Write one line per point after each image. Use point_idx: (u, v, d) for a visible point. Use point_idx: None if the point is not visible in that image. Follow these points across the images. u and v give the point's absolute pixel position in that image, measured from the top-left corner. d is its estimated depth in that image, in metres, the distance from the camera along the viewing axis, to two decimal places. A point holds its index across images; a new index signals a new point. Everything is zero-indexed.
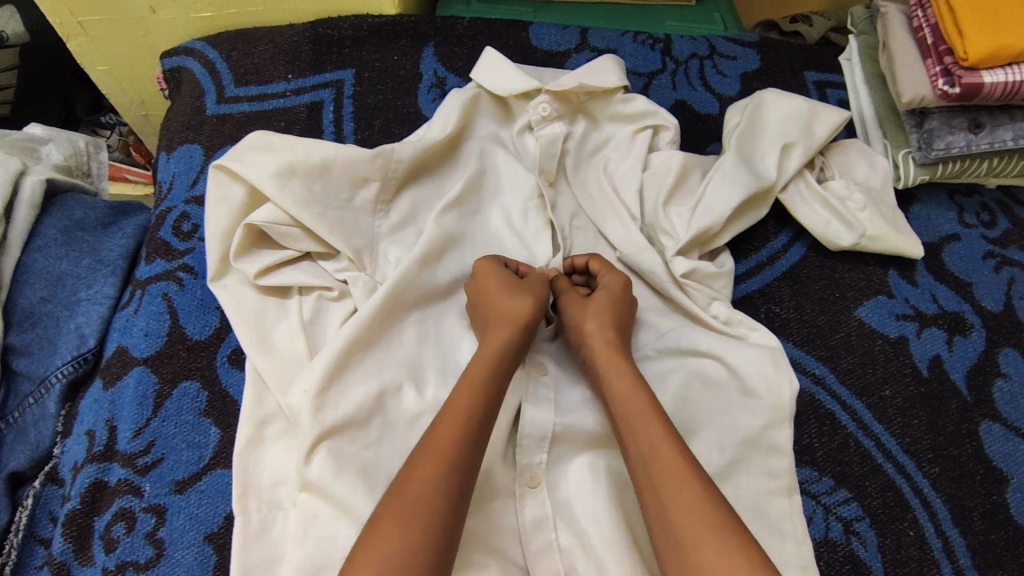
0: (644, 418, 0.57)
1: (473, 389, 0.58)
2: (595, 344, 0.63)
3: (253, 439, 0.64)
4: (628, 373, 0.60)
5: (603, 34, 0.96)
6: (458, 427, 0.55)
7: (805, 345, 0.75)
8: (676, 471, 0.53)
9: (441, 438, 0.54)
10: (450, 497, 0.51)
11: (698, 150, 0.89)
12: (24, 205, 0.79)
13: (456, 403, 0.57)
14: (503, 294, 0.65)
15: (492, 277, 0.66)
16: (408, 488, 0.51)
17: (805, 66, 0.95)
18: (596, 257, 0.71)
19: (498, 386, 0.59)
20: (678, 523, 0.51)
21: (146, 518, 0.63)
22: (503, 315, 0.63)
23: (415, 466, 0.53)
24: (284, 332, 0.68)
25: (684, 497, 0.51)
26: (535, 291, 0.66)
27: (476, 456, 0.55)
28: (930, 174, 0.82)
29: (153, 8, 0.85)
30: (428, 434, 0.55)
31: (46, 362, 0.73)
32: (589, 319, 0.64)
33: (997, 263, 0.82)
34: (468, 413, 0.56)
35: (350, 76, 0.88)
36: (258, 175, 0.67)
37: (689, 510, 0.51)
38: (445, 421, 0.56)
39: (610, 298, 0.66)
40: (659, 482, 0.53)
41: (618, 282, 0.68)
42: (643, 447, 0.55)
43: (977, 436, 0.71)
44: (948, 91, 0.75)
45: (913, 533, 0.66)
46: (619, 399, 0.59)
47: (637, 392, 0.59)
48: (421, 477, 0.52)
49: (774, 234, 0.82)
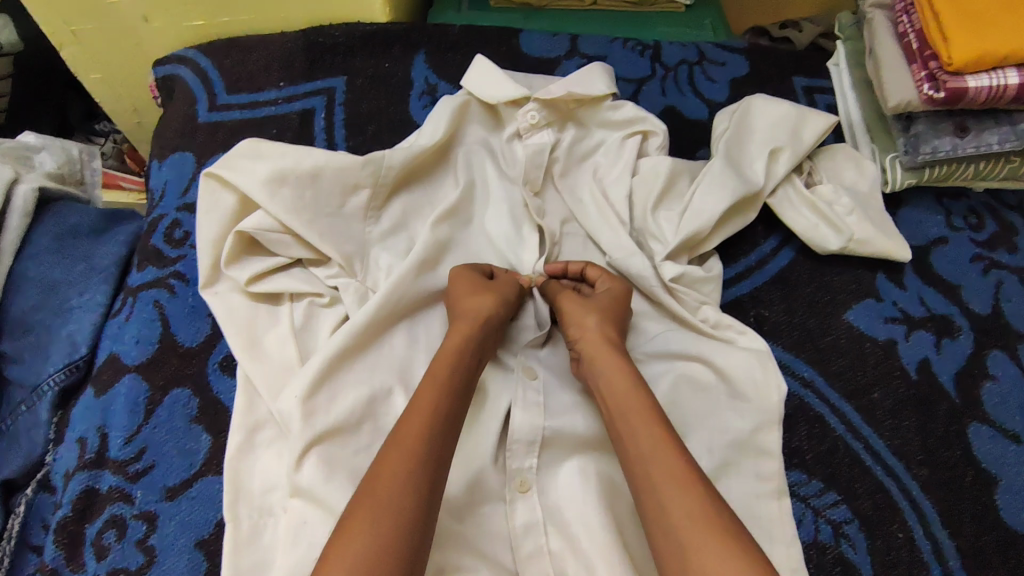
0: (642, 417, 0.57)
1: (437, 386, 0.58)
2: (592, 338, 0.64)
3: (243, 446, 0.64)
4: (624, 372, 0.61)
5: (593, 41, 0.97)
6: (425, 423, 0.55)
7: (794, 349, 0.76)
8: (676, 471, 0.53)
9: (407, 435, 0.54)
10: (420, 494, 0.51)
11: (688, 155, 0.89)
12: (16, 213, 0.80)
13: (420, 401, 0.57)
14: (468, 293, 0.66)
15: (461, 278, 0.68)
16: (378, 486, 0.51)
17: (793, 71, 0.96)
18: (591, 265, 0.72)
19: (461, 382, 0.60)
20: (679, 526, 0.50)
21: (137, 525, 0.63)
22: (468, 313, 0.64)
23: (385, 465, 0.53)
24: (275, 338, 0.68)
25: (684, 499, 0.51)
26: (501, 291, 0.67)
27: (444, 453, 0.55)
28: (916, 178, 0.83)
29: (145, 17, 0.86)
30: (395, 432, 0.55)
31: (37, 369, 0.73)
32: (590, 315, 0.65)
33: (985, 267, 0.83)
34: (434, 410, 0.56)
35: (342, 83, 0.88)
36: (249, 183, 0.67)
37: (688, 513, 0.50)
38: (410, 419, 0.56)
39: (596, 304, 0.67)
40: (658, 484, 0.53)
41: (613, 291, 0.68)
42: (643, 445, 0.55)
43: (966, 438, 0.72)
44: (932, 96, 0.76)
45: (902, 535, 0.66)
46: (615, 396, 0.59)
47: (635, 391, 0.59)
48: (390, 473, 0.52)
49: (763, 238, 0.83)
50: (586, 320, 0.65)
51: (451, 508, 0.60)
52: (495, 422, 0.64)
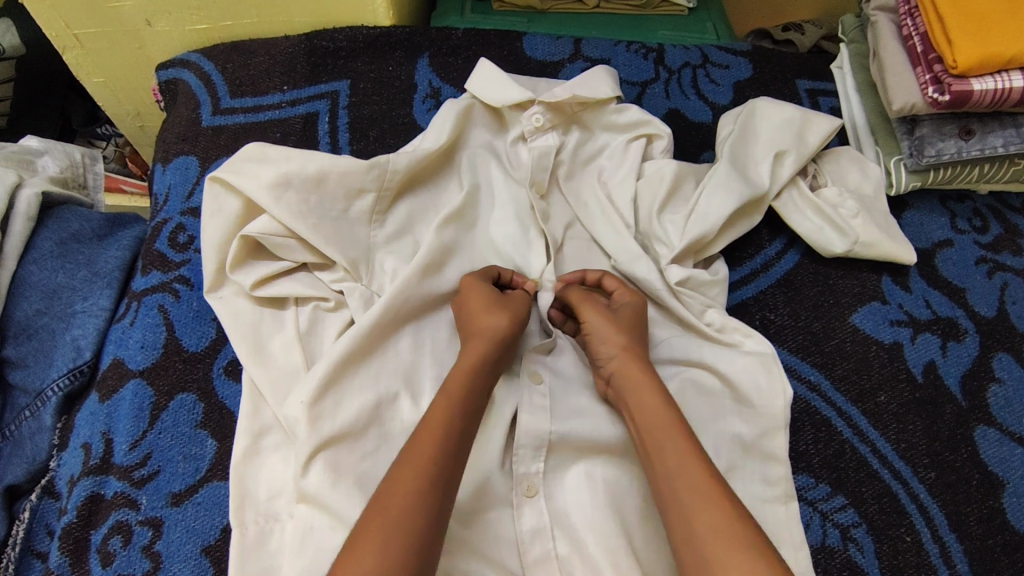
0: (670, 432, 0.57)
1: (450, 405, 0.58)
2: (622, 355, 0.64)
3: (249, 451, 0.64)
4: (653, 388, 0.61)
5: (596, 44, 0.96)
6: (437, 441, 0.55)
7: (799, 352, 0.76)
8: (702, 487, 0.53)
9: (419, 455, 0.54)
10: (430, 515, 0.51)
11: (691, 158, 0.89)
12: (20, 217, 0.79)
13: (431, 420, 0.57)
14: (482, 309, 0.66)
15: (475, 291, 0.67)
16: (388, 505, 0.51)
17: (796, 74, 0.96)
18: (610, 274, 0.72)
19: (473, 401, 0.59)
20: (705, 542, 0.50)
21: (143, 531, 0.62)
22: (482, 331, 0.64)
23: (396, 483, 0.52)
24: (280, 343, 0.68)
25: (711, 514, 0.51)
26: (514, 309, 0.66)
27: (454, 474, 0.54)
28: (921, 181, 0.83)
29: (149, 21, 0.85)
30: (406, 451, 0.55)
31: (42, 375, 0.73)
32: (616, 332, 0.65)
33: (990, 269, 0.83)
34: (447, 428, 0.56)
35: (345, 87, 0.88)
36: (253, 187, 0.67)
37: (713, 528, 0.50)
38: (422, 438, 0.55)
39: (624, 317, 0.67)
40: (684, 500, 0.53)
41: (633, 301, 0.68)
42: (670, 461, 0.55)
43: (972, 441, 0.71)
44: (937, 99, 0.75)
45: (910, 539, 0.66)
46: (643, 412, 0.59)
47: (661, 407, 0.59)
48: (401, 493, 0.52)
49: (768, 241, 0.83)
50: (614, 337, 0.65)
51: (457, 514, 0.59)
52: (502, 426, 0.64)
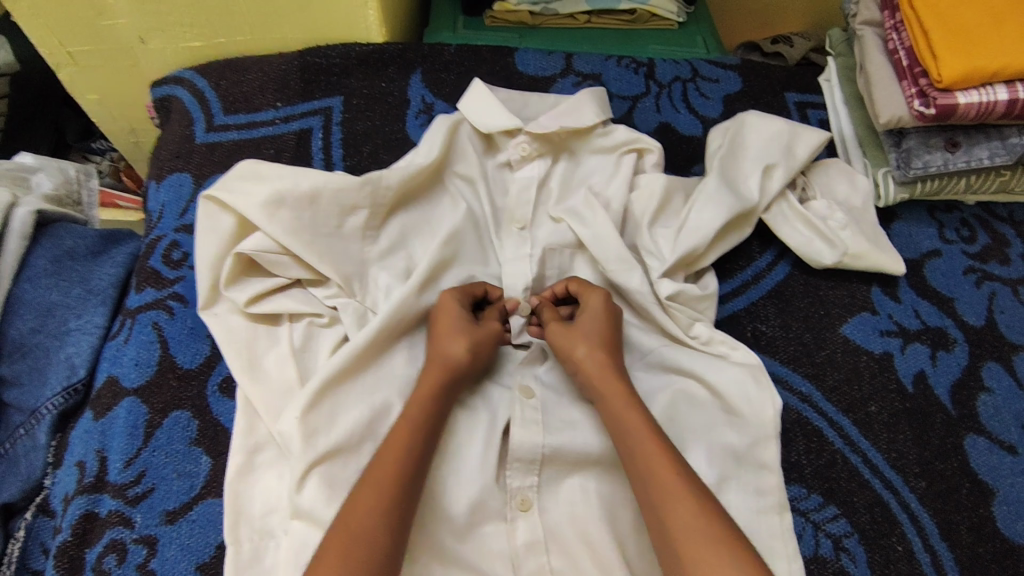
0: (640, 435, 0.58)
1: (414, 426, 0.59)
2: (592, 369, 0.63)
3: (243, 468, 0.64)
4: (621, 394, 0.61)
5: (587, 59, 0.98)
6: (397, 461, 0.56)
7: (791, 363, 0.76)
8: (671, 486, 0.54)
9: (379, 474, 0.55)
10: (390, 530, 0.53)
11: (682, 171, 0.90)
12: (14, 236, 0.80)
13: (394, 439, 0.58)
14: (446, 333, 0.66)
15: (445, 316, 0.67)
16: (350, 522, 0.53)
17: (785, 87, 0.97)
18: (572, 280, 0.72)
19: (435, 423, 0.60)
20: (679, 539, 0.52)
21: (138, 549, 0.63)
22: (439, 357, 0.64)
23: (357, 500, 0.54)
24: (274, 360, 0.68)
25: (683, 514, 0.53)
26: (478, 332, 0.66)
27: (415, 487, 0.56)
28: (909, 193, 0.84)
29: (142, 39, 0.86)
30: (370, 468, 0.56)
31: (36, 393, 0.73)
32: (581, 342, 0.65)
33: (978, 278, 0.84)
34: (408, 449, 0.57)
35: (339, 103, 0.89)
36: (246, 205, 0.67)
37: (688, 527, 0.52)
38: (384, 457, 0.57)
39: (591, 318, 0.67)
40: (656, 499, 0.54)
41: (597, 299, 0.68)
42: (640, 462, 0.57)
43: (962, 450, 0.72)
44: (923, 112, 0.77)
45: (901, 548, 0.67)
46: (614, 417, 0.60)
47: (631, 409, 0.60)
48: (364, 507, 0.53)
49: (759, 253, 0.83)
50: (577, 351, 0.65)
51: (452, 528, 0.60)
52: (495, 438, 0.64)
